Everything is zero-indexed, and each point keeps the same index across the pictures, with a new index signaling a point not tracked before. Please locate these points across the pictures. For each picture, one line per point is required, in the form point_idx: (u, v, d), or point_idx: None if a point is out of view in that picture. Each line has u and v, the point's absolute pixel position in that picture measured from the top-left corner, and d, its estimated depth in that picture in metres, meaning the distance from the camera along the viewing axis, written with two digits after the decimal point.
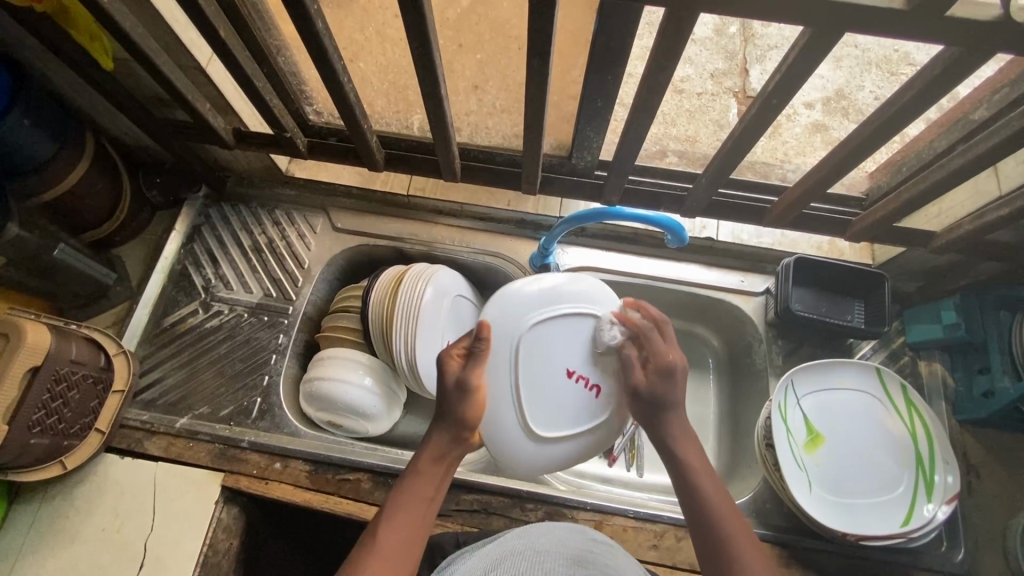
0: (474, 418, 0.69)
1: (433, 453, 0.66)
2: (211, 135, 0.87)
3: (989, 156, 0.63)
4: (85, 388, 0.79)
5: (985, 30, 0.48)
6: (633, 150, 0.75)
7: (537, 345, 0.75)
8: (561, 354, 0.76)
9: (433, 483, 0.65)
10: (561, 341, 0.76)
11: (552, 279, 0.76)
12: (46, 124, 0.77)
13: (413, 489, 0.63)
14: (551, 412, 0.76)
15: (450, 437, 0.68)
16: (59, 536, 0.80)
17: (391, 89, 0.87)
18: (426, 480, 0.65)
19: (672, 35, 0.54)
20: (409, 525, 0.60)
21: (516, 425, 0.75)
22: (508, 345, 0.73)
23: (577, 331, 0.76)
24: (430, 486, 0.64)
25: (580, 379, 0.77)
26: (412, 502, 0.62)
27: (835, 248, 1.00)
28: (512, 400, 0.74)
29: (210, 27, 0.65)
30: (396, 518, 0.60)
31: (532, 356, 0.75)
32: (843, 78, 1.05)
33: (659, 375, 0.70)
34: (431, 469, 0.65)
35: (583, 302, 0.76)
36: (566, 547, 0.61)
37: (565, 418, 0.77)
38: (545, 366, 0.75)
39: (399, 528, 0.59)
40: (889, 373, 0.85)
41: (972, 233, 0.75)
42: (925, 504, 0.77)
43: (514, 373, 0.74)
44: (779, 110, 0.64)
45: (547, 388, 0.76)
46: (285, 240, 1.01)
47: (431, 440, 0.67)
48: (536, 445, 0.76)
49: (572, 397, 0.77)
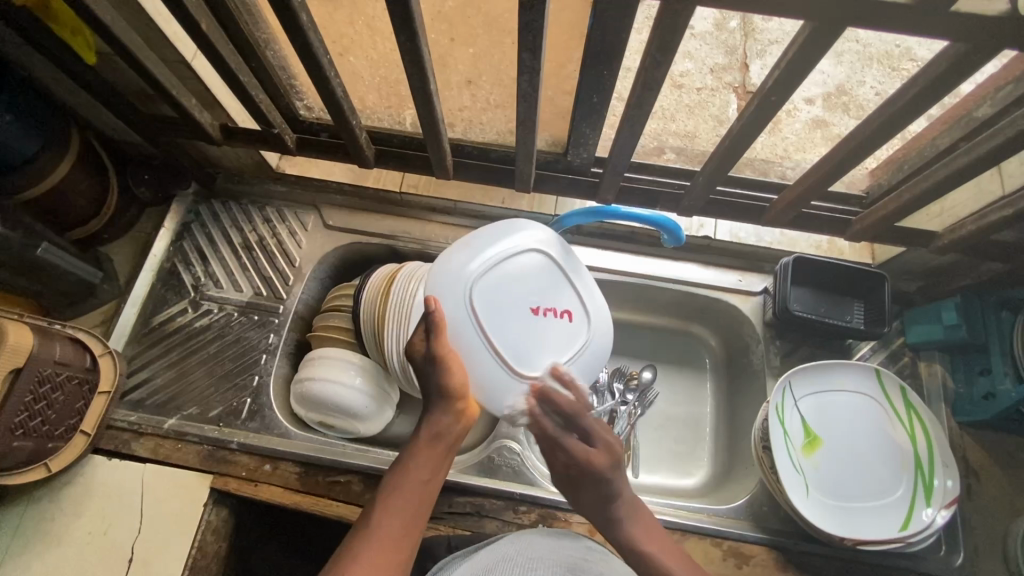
0: (458, 386, 0.66)
1: (429, 437, 0.64)
2: (198, 131, 0.85)
3: (994, 155, 0.62)
4: (70, 390, 0.78)
5: (990, 26, 0.47)
6: (629, 147, 0.74)
7: (491, 286, 0.72)
8: (522, 288, 0.73)
9: (430, 467, 0.63)
10: (518, 274, 0.73)
11: (488, 227, 0.75)
12: (27, 120, 0.75)
13: (407, 477, 0.62)
14: (530, 351, 0.72)
15: (445, 415, 0.65)
16: (44, 539, 0.79)
17: (382, 83, 0.84)
18: (421, 466, 0.63)
19: (668, 30, 0.53)
20: (405, 515, 0.59)
21: (499, 370, 0.71)
22: (461, 295, 0.70)
23: (528, 265, 0.74)
24: (427, 472, 0.63)
25: (549, 312, 0.73)
26: (407, 491, 0.61)
27: (835, 247, 0.99)
28: (485, 348, 0.70)
29: (193, 21, 0.63)
30: (391, 509, 0.59)
31: (490, 296, 0.72)
32: (844, 74, 1.04)
33: (582, 480, 0.68)
34: (428, 454, 0.64)
35: (521, 236, 0.75)
36: (560, 553, 0.60)
37: (551, 356, 0.73)
38: (507, 303, 0.72)
39: (393, 519, 0.58)
40: (888, 375, 0.83)
41: (975, 233, 0.74)
42: (924, 508, 0.76)
43: (476, 319, 0.70)
44: (778, 107, 0.62)
45: (518, 325, 0.72)
46: (276, 238, 0.99)
47: (427, 422, 0.65)
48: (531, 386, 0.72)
49: (547, 331, 0.73)
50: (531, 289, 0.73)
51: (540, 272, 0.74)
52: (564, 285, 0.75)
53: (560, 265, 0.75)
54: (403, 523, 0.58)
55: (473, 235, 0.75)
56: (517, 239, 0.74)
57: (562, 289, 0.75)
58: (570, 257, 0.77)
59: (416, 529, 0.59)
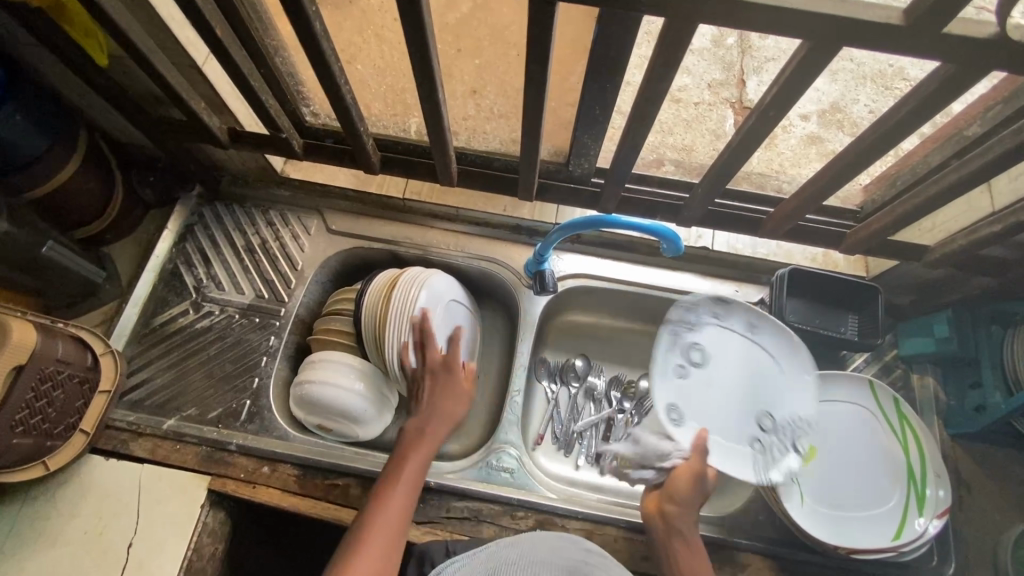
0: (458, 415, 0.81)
1: (428, 437, 0.77)
2: (205, 135, 0.86)
3: (984, 172, 0.63)
4: (71, 388, 0.78)
5: (981, 47, 0.48)
6: (630, 159, 0.75)
7: (738, 452, 0.80)
8: (749, 391, 0.83)
9: (422, 466, 0.75)
10: (755, 434, 0.81)
11: (733, 465, 0.79)
12: (38, 120, 0.76)
13: (406, 469, 0.73)
14: (748, 375, 0.84)
15: (439, 426, 0.78)
16: (40, 539, 0.79)
17: (388, 92, 0.89)
18: (420, 460, 0.74)
19: (672, 44, 0.54)
20: (401, 503, 0.69)
21: (703, 367, 0.84)
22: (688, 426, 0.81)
23: (749, 426, 0.81)
24: (421, 462, 0.75)
25: (774, 403, 0.83)
26: (407, 475, 0.72)
27: (830, 260, 1.01)
28: (702, 395, 0.83)
29: (208, 28, 0.64)
30: (390, 497, 0.70)
31: (733, 440, 0.81)
32: (839, 92, 1.06)
33: (696, 482, 0.73)
34: (423, 450, 0.76)
35: (737, 455, 0.80)
36: (559, 556, 0.65)
37: (754, 375, 0.84)
38: (723, 414, 0.82)
39: (392, 505, 0.69)
40: (882, 386, 0.85)
41: (966, 247, 0.76)
42: (917, 518, 0.78)
43: (684, 445, 0.79)
44: (776, 122, 0.64)
45: (688, 376, 0.84)
46: (279, 243, 1.00)
47: (427, 427, 0.78)
48: (712, 352, 0.85)
49: (766, 381, 0.83)
50: (745, 379, 0.83)
51: (747, 426, 0.81)
52: (806, 379, 0.83)
53: (764, 444, 0.80)
54: (400, 509, 0.69)
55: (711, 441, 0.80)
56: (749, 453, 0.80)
57: (804, 374, 0.83)
58: (767, 463, 0.79)
59: (408, 517, 0.70)
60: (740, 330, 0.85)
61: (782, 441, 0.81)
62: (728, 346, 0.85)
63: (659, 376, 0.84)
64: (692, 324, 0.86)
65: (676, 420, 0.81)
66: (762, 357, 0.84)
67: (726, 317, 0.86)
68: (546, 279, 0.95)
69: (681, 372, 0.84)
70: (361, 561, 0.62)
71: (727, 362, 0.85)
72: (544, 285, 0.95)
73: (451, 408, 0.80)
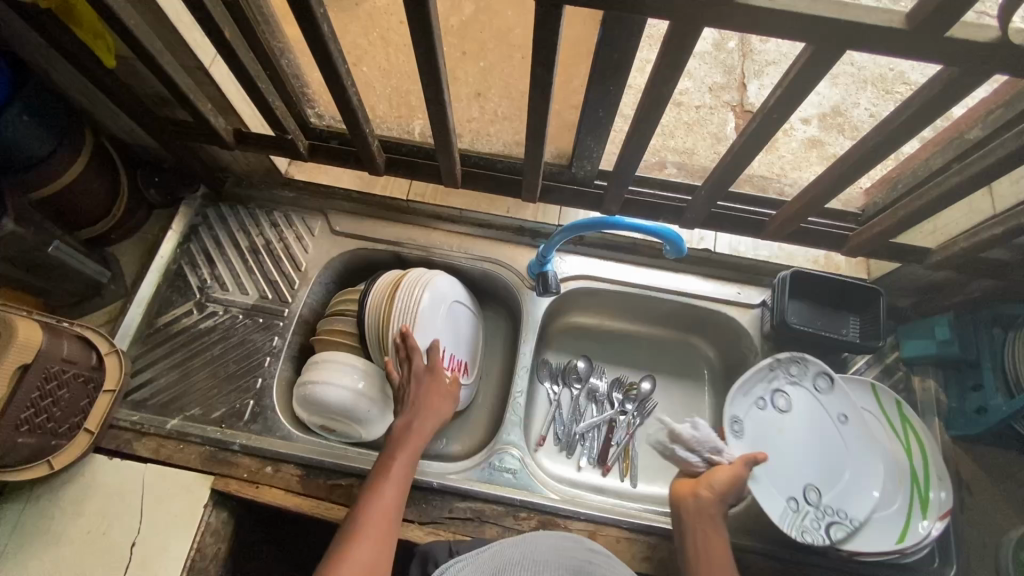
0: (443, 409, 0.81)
1: (417, 432, 0.77)
2: (211, 135, 0.87)
3: (986, 175, 0.64)
4: (75, 388, 0.78)
5: (983, 51, 0.49)
6: (633, 161, 0.76)
7: (774, 496, 0.79)
8: (812, 460, 0.82)
9: (411, 462, 0.75)
10: (796, 497, 0.79)
11: (765, 497, 0.78)
12: (45, 120, 0.76)
13: (395, 465, 0.73)
14: (820, 448, 0.83)
15: (428, 420, 0.79)
16: (43, 538, 0.79)
17: (393, 93, 0.89)
18: (409, 457, 0.75)
19: (676, 47, 0.55)
20: (391, 501, 0.69)
21: (782, 418, 0.84)
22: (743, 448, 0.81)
23: (793, 483, 0.80)
24: (410, 458, 0.75)
25: (829, 483, 0.80)
26: (398, 469, 0.73)
27: (831, 262, 1.01)
28: (768, 437, 0.83)
29: (216, 30, 0.65)
30: (380, 494, 0.70)
31: (777, 484, 0.80)
32: (839, 95, 1.06)
33: (736, 481, 0.73)
34: (412, 446, 0.76)
35: (771, 493, 0.78)
36: (562, 555, 0.65)
37: (825, 456, 0.82)
38: (777, 459, 0.82)
39: (383, 499, 0.69)
40: (883, 389, 0.86)
41: (968, 250, 0.76)
42: (920, 521, 0.78)
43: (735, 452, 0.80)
44: (779, 124, 0.64)
45: (765, 410, 0.85)
46: (283, 243, 1.00)
47: (413, 423, 0.78)
48: (794, 412, 0.85)
49: (831, 462, 0.82)
50: (816, 450, 0.82)
51: (791, 483, 0.80)
52: (873, 492, 0.80)
53: (797, 502, 0.79)
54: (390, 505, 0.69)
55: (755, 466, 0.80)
56: (781, 499, 0.78)
57: (871, 487, 0.80)
58: (790, 517, 0.77)
59: (398, 513, 0.69)
60: (833, 414, 0.84)
61: (817, 516, 0.78)
62: (814, 425, 0.84)
63: (743, 395, 0.85)
64: (794, 378, 0.86)
65: (736, 433, 0.83)
66: (839, 452, 0.82)
67: (825, 394, 0.85)
68: (551, 282, 0.94)
69: (763, 406, 0.85)
70: (353, 553, 0.63)
71: (806, 432, 0.84)
72: (548, 288, 0.94)
73: (437, 403, 0.81)
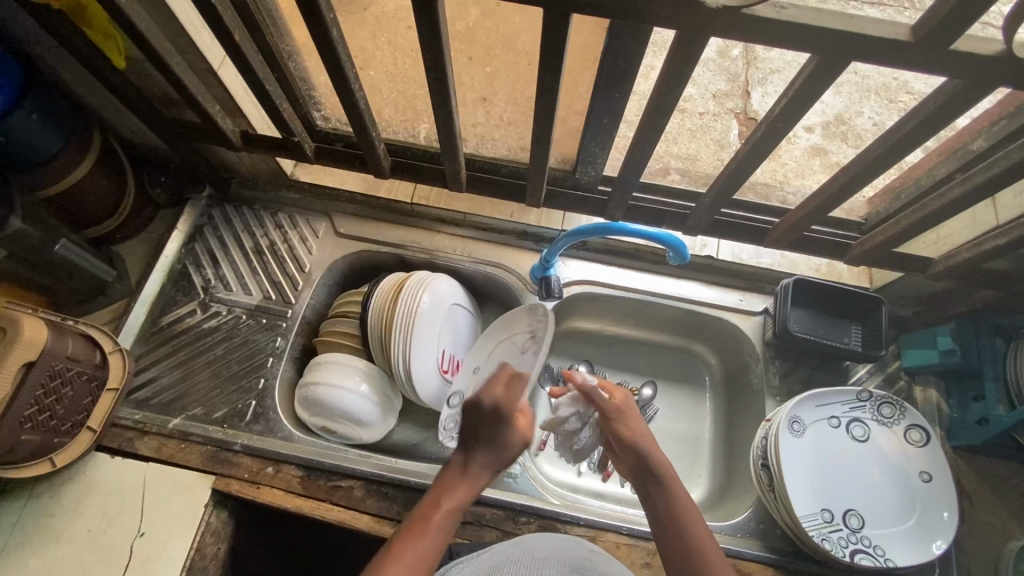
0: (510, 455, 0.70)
1: (468, 480, 0.68)
2: (218, 136, 0.87)
3: (991, 185, 0.64)
4: (79, 385, 0.78)
5: (986, 63, 0.49)
6: (637, 168, 0.76)
7: (811, 504, 0.78)
8: (861, 489, 0.81)
9: (452, 516, 0.65)
10: (831, 516, 0.78)
11: (800, 496, 0.78)
12: (54, 119, 0.77)
13: (433, 518, 0.63)
14: (878, 489, 0.81)
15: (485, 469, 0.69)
16: (44, 536, 0.79)
17: (399, 98, 0.90)
18: (450, 510, 0.65)
19: (683, 55, 0.55)
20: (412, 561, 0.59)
21: (849, 449, 0.83)
22: (795, 450, 0.81)
23: (833, 499, 0.80)
24: (452, 513, 0.65)
25: (871, 517, 0.79)
26: (438, 519, 0.63)
27: (833, 271, 1.01)
28: (825, 459, 0.82)
29: (226, 32, 0.65)
30: (409, 543, 0.60)
31: (817, 493, 0.80)
32: (843, 104, 1.07)
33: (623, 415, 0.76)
34: (456, 498, 0.66)
35: (808, 497, 0.79)
36: (563, 553, 0.66)
37: (886, 499, 0.80)
38: (827, 475, 0.81)
39: (417, 547, 0.60)
40: (911, 410, 0.83)
41: (971, 260, 0.76)
42: (934, 541, 0.77)
43: (790, 448, 0.80)
44: (784, 134, 0.64)
45: (838, 431, 0.84)
46: (288, 244, 1.01)
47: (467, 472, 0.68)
48: (865, 448, 0.83)
49: (884, 502, 0.80)
50: (871, 482, 0.81)
51: (831, 497, 0.80)
52: (884, 508, 0.79)
53: (830, 517, 0.78)
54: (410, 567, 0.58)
55: (796, 463, 0.80)
56: (814, 505, 0.79)
57: (899, 518, 0.79)
58: (817, 523, 0.77)
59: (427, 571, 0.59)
60: (914, 469, 0.81)
61: (847, 536, 0.77)
62: (883, 468, 0.82)
63: (819, 407, 0.84)
64: (883, 419, 0.84)
65: (795, 432, 0.82)
66: (898, 498, 0.80)
67: (913, 447, 0.82)
68: (552, 285, 0.94)
69: (835, 426, 0.84)
70: None
71: (869, 471, 0.82)
72: (550, 291, 0.94)
73: (503, 452, 0.69)
